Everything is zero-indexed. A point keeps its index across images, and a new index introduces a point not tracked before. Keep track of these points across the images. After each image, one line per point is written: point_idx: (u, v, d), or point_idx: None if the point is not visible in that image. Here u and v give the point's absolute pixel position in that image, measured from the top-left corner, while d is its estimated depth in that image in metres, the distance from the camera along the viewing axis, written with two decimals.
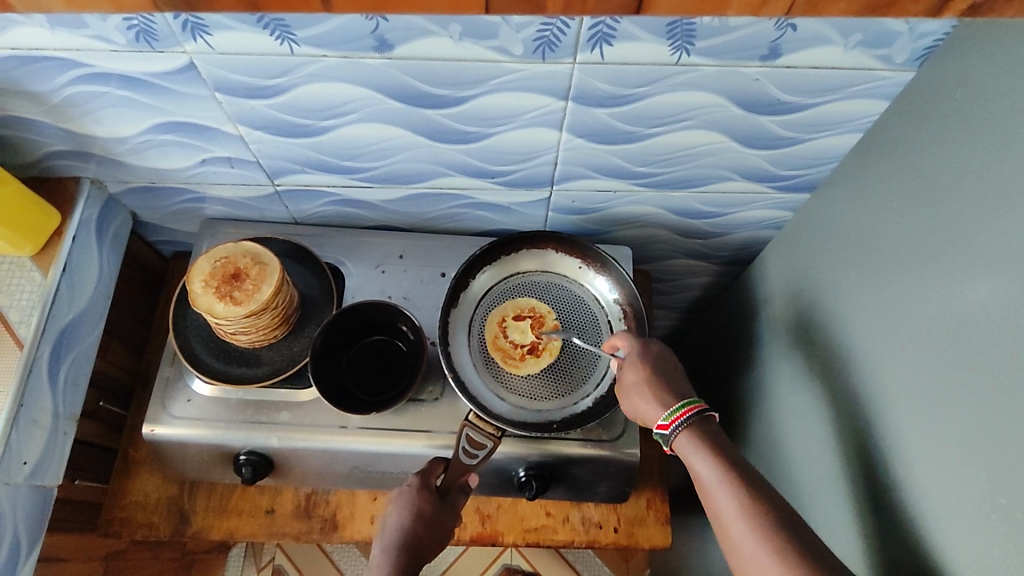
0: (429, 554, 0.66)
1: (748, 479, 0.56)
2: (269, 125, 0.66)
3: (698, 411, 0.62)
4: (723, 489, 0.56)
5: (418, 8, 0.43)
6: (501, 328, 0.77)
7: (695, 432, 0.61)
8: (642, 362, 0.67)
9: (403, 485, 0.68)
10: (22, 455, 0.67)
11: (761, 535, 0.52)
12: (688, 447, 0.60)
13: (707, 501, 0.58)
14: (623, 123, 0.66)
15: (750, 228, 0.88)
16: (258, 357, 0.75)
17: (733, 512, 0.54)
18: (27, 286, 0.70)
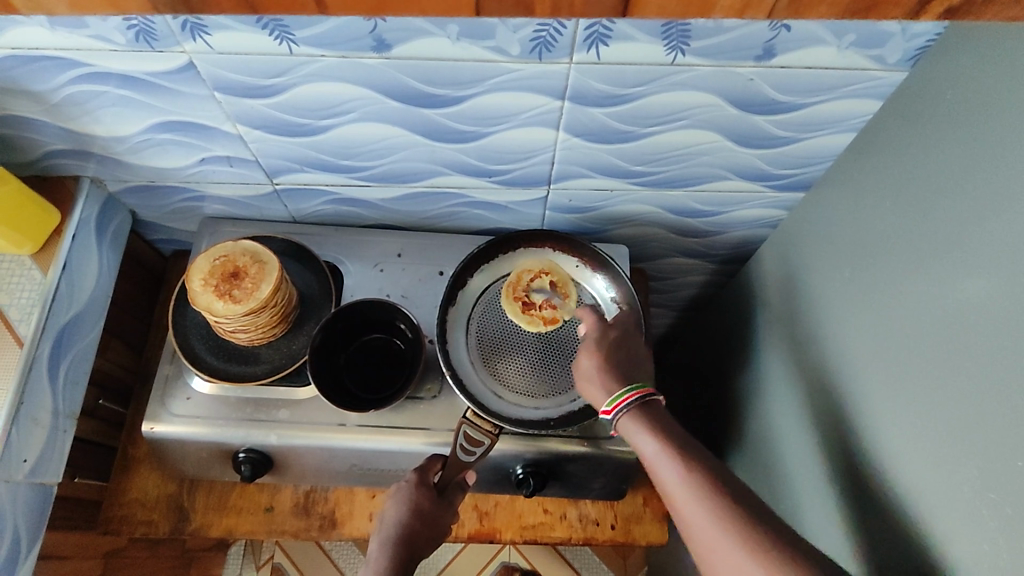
0: (427, 548, 0.67)
1: (688, 453, 0.57)
2: (268, 124, 0.67)
3: (640, 393, 0.63)
4: (664, 463, 0.57)
5: (414, 11, 0.44)
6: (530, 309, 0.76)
7: (636, 413, 0.62)
8: (594, 346, 0.67)
9: (401, 481, 0.69)
10: (22, 452, 0.67)
11: (714, 515, 0.52)
12: (631, 427, 0.61)
13: (654, 479, 0.58)
14: (619, 123, 0.67)
15: (745, 226, 0.88)
16: (256, 355, 0.76)
17: (674, 483, 0.55)
18: (27, 285, 0.70)
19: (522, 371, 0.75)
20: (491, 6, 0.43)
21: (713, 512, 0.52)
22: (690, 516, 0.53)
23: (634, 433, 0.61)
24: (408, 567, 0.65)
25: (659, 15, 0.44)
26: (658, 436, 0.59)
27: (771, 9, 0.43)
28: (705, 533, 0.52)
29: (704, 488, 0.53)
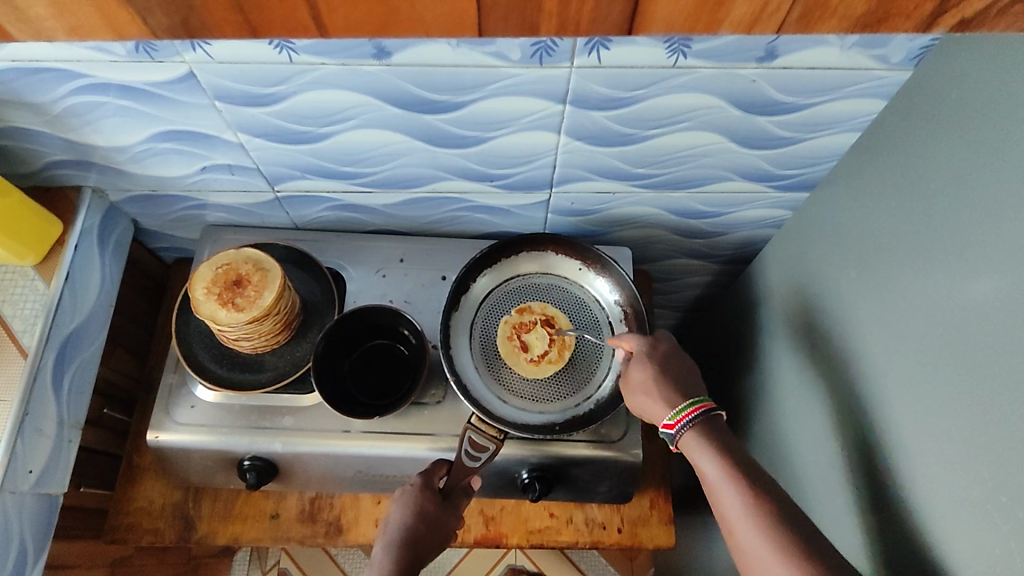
0: (431, 552, 0.67)
1: (752, 478, 0.57)
2: (270, 132, 0.66)
3: (701, 410, 0.64)
4: (727, 488, 0.57)
5: (418, 33, 0.44)
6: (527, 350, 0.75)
7: (700, 432, 0.62)
8: (648, 361, 0.68)
9: (406, 485, 0.69)
10: (28, 464, 0.67)
11: (777, 544, 0.52)
12: (692, 445, 0.62)
13: (714, 502, 0.59)
14: (621, 126, 0.66)
15: (749, 227, 0.88)
16: (261, 363, 0.76)
17: (735, 507, 0.56)
18: (31, 295, 0.70)
19: (527, 376, 0.75)
20: (495, 27, 0.43)
21: (774, 540, 0.53)
22: (748, 541, 0.54)
23: (696, 453, 0.61)
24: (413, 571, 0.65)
25: (666, 32, 0.44)
26: (723, 457, 0.59)
27: (781, 22, 0.43)
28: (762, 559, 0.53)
29: (765, 514, 0.54)
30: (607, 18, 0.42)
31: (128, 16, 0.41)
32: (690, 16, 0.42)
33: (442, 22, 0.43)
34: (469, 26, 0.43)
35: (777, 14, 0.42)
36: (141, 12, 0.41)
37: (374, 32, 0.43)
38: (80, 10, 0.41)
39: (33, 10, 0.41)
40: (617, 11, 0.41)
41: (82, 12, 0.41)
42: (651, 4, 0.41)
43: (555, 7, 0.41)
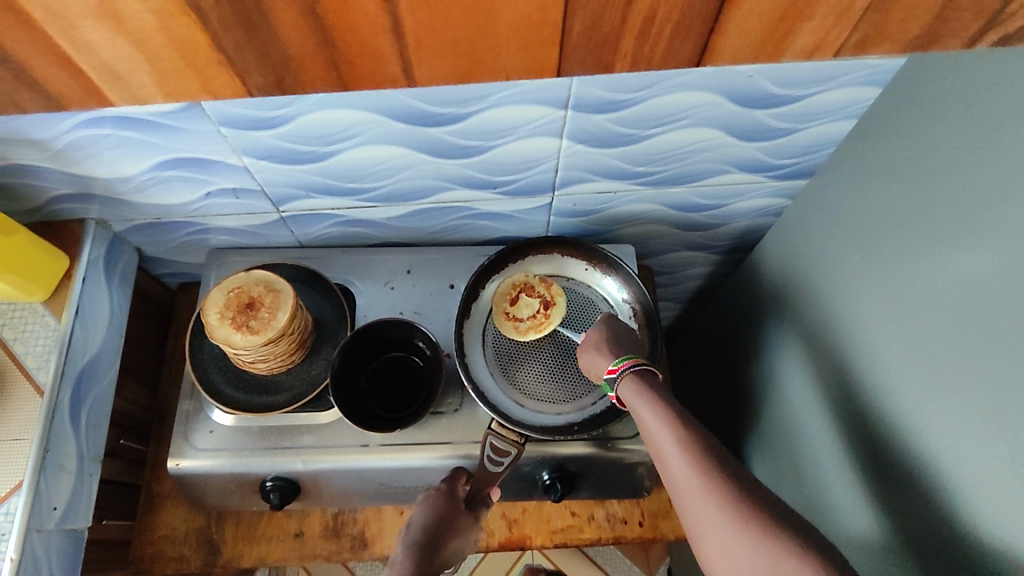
0: (449, 555, 0.67)
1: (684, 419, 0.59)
2: (273, 153, 0.67)
3: (632, 363, 0.66)
4: (660, 428, 0.59)
5: (500, 78, 0.47)
6: (511, 319, 0.76)
7: (636, 381, 0.64)
8: (606, 325, 0.72)
9: (430, 489, 0.70)
10: (52, 500, 0.67)
11: (708, 482, 0.53)
12: (637, 405, 0.62)
13: (650, 443, 0.60)
14: (621, 127, 0.67)
15: (747, 217, 0.90)
16: (277, 384, 0.76)
17: (668, 447, 0.57)
18: (42, 332, 0.70)
19: (542, 379, 0.76)
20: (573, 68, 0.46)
21: (705, 477, 0.54)
22: (680, 479, 0.55)
23: (634, 400, 0.63)
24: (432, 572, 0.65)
25: (733, 62, 0.47)
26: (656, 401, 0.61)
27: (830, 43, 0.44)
28: (693, 496, 0.54)
29: (698, 451, 0.55)
30: (680, 56, 0.45)
31: (228, 77, 0.44)
32: (757, 48, 0.46)
33: (524, 68, 0.46)
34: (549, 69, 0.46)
35: (837, 42, 0.46)
36: (240, 73, 0.44)
37: (460, 80, 0.46)
38: (178, 73, 0.44)
39: (135, 78, 0.44)
40: (689, 47, 0.45)
41: (183, 77, 0.44)
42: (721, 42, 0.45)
43: (631, 47, 0.44)
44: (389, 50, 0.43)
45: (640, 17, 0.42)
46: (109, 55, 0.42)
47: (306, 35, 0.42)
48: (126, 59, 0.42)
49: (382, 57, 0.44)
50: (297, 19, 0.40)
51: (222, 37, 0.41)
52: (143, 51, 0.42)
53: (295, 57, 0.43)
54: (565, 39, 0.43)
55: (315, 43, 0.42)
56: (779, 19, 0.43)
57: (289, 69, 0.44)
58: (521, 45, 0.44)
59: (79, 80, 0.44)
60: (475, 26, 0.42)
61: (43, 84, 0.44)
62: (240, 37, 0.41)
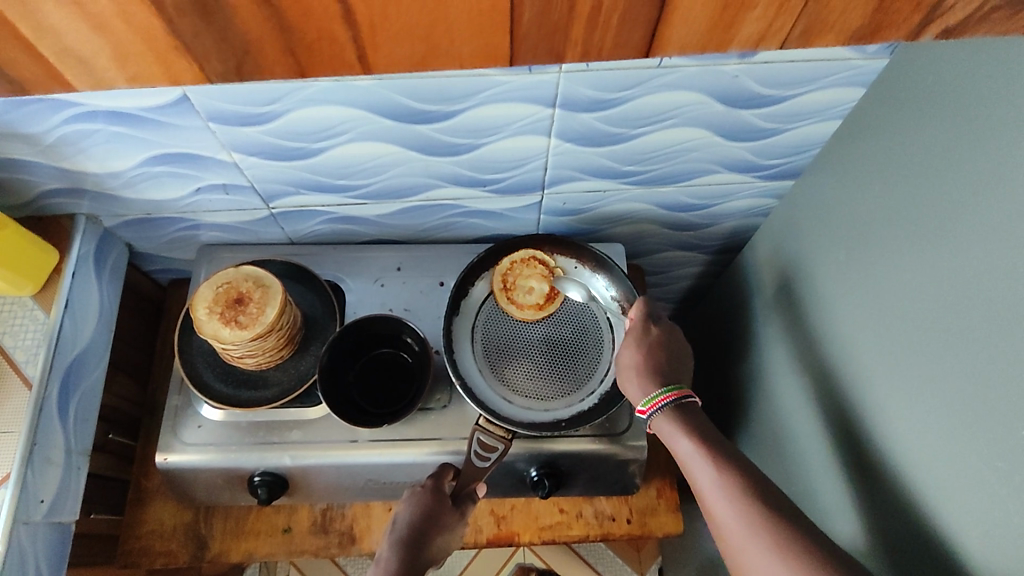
0: (435, 552, 0.68)
1: (723, 455, 0.63)
2: (264, 149, 0.67)
3: (675, 395, 0.69)
4: (700, 463, 0.63)
5: (452, 66, 0.44)
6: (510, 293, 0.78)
7: (673, 415, 0.67)
8: (638, 346, 0.72)
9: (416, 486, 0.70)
10: (39, 493, 0.67)
11: (749, 519, 0.57)
12: (669, 429, 0.67)
13: (689, 476, 0.64)
14: (609, 125, 0.68)
15: (736, 217, 0.90)
16: (266, 379, 0.76)
17: (709, 483, 0.61)
18: (31, 325, 0.70)
19: (531, 376, 0.76)
20: (524, 56, 0.44)
21: (745, 511, 0.58)
22: (721, 514, 0.59)
23: (673, 436, 0.67)
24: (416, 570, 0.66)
25: (681, 53, 0.45)
26: (694, 436, 0.65)
27: (784, 39, 0.44)
28: (736, 531, 0.58)
29: (738, 488, 0.59)
30: (630, 43, 0.43)
31: (186, 65, 0.42)
32: (705, 36, 0.43)
33: (478, 53, 0.43)
34: (501, 56, 0.44)
35: (782, 32, 0.43)
36: (200, 60, 0.42)
37: (413, 68, 0.44)
38: (142, 59, 0.41)
39: (97, 61, 0.41)
40: (637, 37, 0.42)
41: (145, 63, 0.41)
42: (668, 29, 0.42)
43: (581, 35, 0.42)
44: (343, 36, 0.41)
45: (588, 4, 0.39)
46: (72, 39, 0.39)
47: (262, 20, 0.39)
48: (89, 44, 0.40)
49: (342, 43, 0.41)
50: (252, 7, 0.38)
51: (178, 22, 0.39)
52: (103, 35, 0.39)
53: (254, 42, 0.41)
54: (516, 28, 0.41)
55: (271, 28, 0.40)
56: (724, 8, 0.41)
57: (247, 56, 0.42)
58: (473, 30, 0.42)
59: (41, 63, 0.41)
60: (426, 8, 0.39)
61: (4, 66, 0.41)
62: (198, 22, 0.39)
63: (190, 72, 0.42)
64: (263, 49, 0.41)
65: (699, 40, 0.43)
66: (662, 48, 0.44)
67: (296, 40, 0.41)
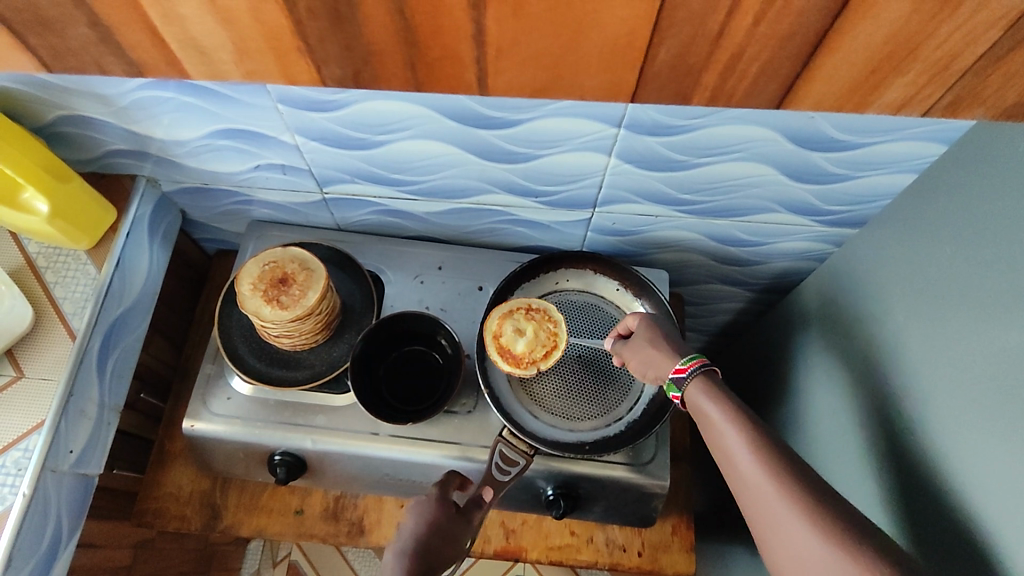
0: (443, 563, 0.66)
1: (746, 408, 0.55)
2: (327, 136, 0.68)
3: (699, 359, 0.62)
4: (721, 416, 0.55)
5: (573, 95, 0.47)
6: (515, 329, 0.72)
7: (703, 376, 0.60)
8: (651, 323, 0.69)
9: (424, 494, 0.69)
10: (68, 443, 0.68)
11: (770, 473, 0.50)
12: (694, 388, 0.60)
13: (709, 435, 0.56)
14: (673, 152, 0.67)
15: (787, 258, 0.88)
16: (298, 361, 0.77)
17: (730, 435, 0.54)
18: (81, 279, 0.72)
19: (560, 394, 0.75)
20: (648, 96, 0.47)
21: (766, 464, 0.50)
22: (742, 471, 0.52)
23: (695, 394, 0.59)
24: None
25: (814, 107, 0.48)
26: (716, 393, 0.57)
27: (928, 106, 0.47)
28: (756, 487, 0.50)
29: (762, 441, 0.52)
30: (761, 95, 0.46)
31: (306, 64, 0.46)
32: (842, 95, 0.47)
33: (600, 88, 0.46)
34: (624, 91, 0.47)
35: (927, 99, 0.46)
36: (320, 62, 0.46)
37: (531, 95, 0.47)
38: (263, 54, 0.45)
39: (218, 54, 0.45)
40: (771, 90, 0.46)
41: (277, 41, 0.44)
42: (806, 85, 0.46)
43: (714, 80, 0.45)
44: (469, 59, 0.44)
45: (730, 51, 0.43)
46: (198, 32, 0.43)
47: (392, 33, 0.43)
48: (213, 34, 0.44)
49: (465, 64, 0.45)
50: (385, 18, 0.42)
51: (307, 25, 0.43)
52: (229, 29, 0.43)
53: (376, 53, 0.45)
54: (648, 67, 0.44)
55: (401, 44, 0.44)
56: (867, 75, 0.44)
57: (368, 63, 0.45)
58: (600, 68, 0.45)
59: (162, 48, 0.45)
60: (562, 39, 0.42)
61: (129, 48, 0.45)
62: (327, 27, 0.43)
63: (308, 69, 0.46)
64: (384, 62, 0.45)
65: (834, 100, 0.47)
66: (791, 103, 0.48)
67: (421, 55, 0.44)
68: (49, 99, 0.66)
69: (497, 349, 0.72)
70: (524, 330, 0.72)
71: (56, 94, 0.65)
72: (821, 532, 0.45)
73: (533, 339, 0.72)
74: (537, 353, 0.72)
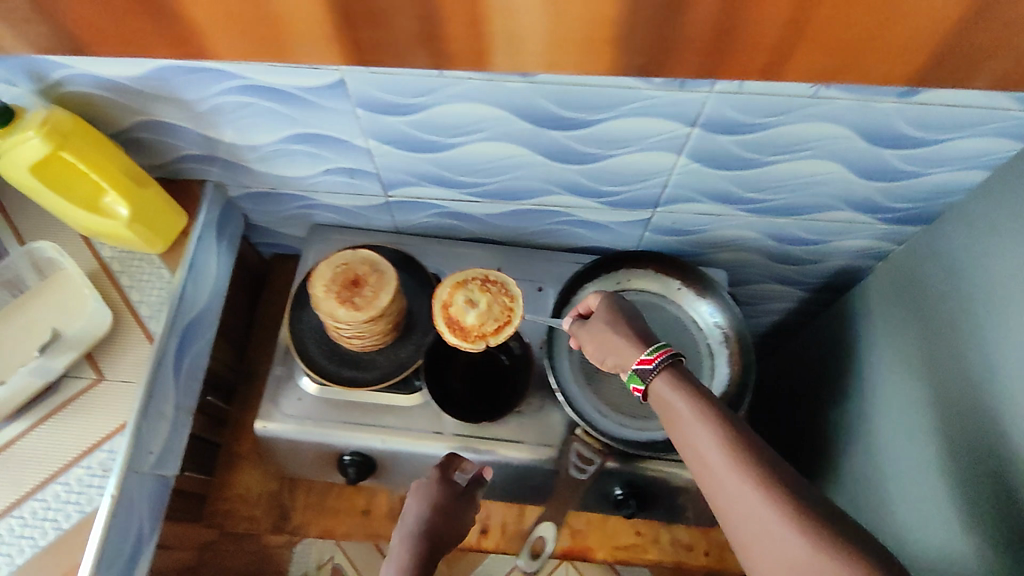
0: (449, 543, 0.68)
1: (728, 419, 0.53)
2: (400, 139, 0.69)
3: (668, 352, 0.59)
4: (700, 429, 0.52)
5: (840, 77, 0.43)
6: (470, 302, 0.71)
7: (668, 374, 0.57)
8: (612, 310, 0.66)
9: (424, 477, 0.70)
10: (149, 445, 0.69)
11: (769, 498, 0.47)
12: (662, 388, 0.57)
13: (686, 443, 0.54)
14: (743, 150, 0.67)
15: (844, 256, 0.88)
16: (366, 361, 0.77)
17: (714, 453, 0.51)
18: (156, 283, 0.73)
19: (626, 393, 0.76)
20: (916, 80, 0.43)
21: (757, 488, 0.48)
22: (724, 491, 0.50)
23: (665, 396, 0.56)
24: (433, 563, 0.66)
25: None
26: (687, 399, 0.55)
27: None
28: (743, 511, 0.48)
29: (752, 460, 0.49)
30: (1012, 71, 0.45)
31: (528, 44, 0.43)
32: None
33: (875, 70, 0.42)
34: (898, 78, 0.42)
35: None
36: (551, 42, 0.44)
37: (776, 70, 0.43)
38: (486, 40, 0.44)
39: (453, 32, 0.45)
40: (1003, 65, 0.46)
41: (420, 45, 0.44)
42: None
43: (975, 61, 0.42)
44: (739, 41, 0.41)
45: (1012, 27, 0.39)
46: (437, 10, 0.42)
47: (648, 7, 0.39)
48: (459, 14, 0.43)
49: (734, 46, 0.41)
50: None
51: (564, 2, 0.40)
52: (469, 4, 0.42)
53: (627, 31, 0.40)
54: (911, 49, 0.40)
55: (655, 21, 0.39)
56: None
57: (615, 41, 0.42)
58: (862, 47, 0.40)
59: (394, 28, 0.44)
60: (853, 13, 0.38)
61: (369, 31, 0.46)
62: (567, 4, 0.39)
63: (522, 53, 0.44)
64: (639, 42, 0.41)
65: None
66: None
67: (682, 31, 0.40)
68: (130, 105, 0.67)
69: (447, 318, 0.71)
70: (476, 302, 0.71)
71: (138, 101, 0.67)
72: (801, 529, 0.46)
73: (485, 311, 0.70)
74: (488, 327, 0.70)
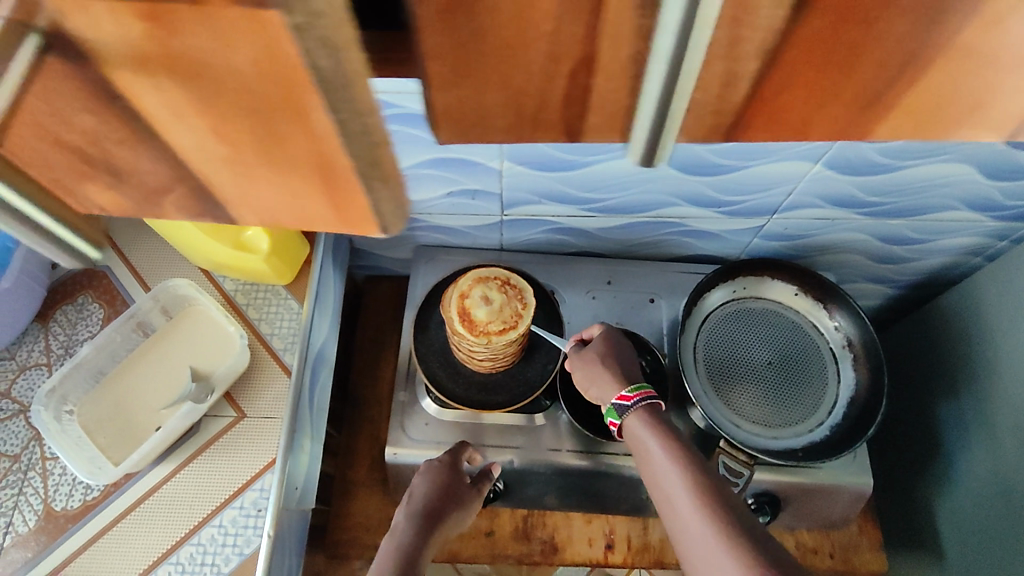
0: (453, 524, 0.70)
1: (690, 456, 0.57)
2: (537, 160, 0.68)
3: (645, 393, 0.63)
4: (669, 469, 0.56)
5: None
6: (486, 297, 0.68)
7: (642, 415, 0.61)
8: (611, 343, 0.69)
9: (433, 461, 0.73)
10: (295, 481, 0.68)
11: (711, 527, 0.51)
12: (635, 430, 0.61)
13: (655, 484, 0.58)
14: (883, 157, 0.67)
15: (945, 254, 0.89)
16: (493, 384, 0.75)
17: (678, 489, 0.55)
18: (286, 315, 0.73)
19: (759, 402, 0.76)
20: None
21: (707, 518, 0.52)
22: (687, 523, 0.53)
23: (639, 439, 0.60)
24: (433, 543, 0.68)
25: None
26: (662, 440, 0.58)
27: None
28: (698, 541, 0.51)
29: (708, 493, 0.53)
30: None
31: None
32: None
33: None
34: None
35: None
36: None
37: None
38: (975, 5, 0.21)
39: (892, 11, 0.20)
40: None
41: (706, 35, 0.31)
42: None
43: None
44: None
45: None
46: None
47: None
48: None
49: None
50: None
51: None
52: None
53: None
54: None
55: None
56: None
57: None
58: None
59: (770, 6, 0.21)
60: None
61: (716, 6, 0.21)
62: None
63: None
64: None
65: None
66: None
67: None
68: None
69: (458, 310, 0.67)
70: (491, 300, 0.68)
71: None
72: (744, 558, 0.48)
73: (495, 310, 0.67)
74: (493, 327, 0.67)
